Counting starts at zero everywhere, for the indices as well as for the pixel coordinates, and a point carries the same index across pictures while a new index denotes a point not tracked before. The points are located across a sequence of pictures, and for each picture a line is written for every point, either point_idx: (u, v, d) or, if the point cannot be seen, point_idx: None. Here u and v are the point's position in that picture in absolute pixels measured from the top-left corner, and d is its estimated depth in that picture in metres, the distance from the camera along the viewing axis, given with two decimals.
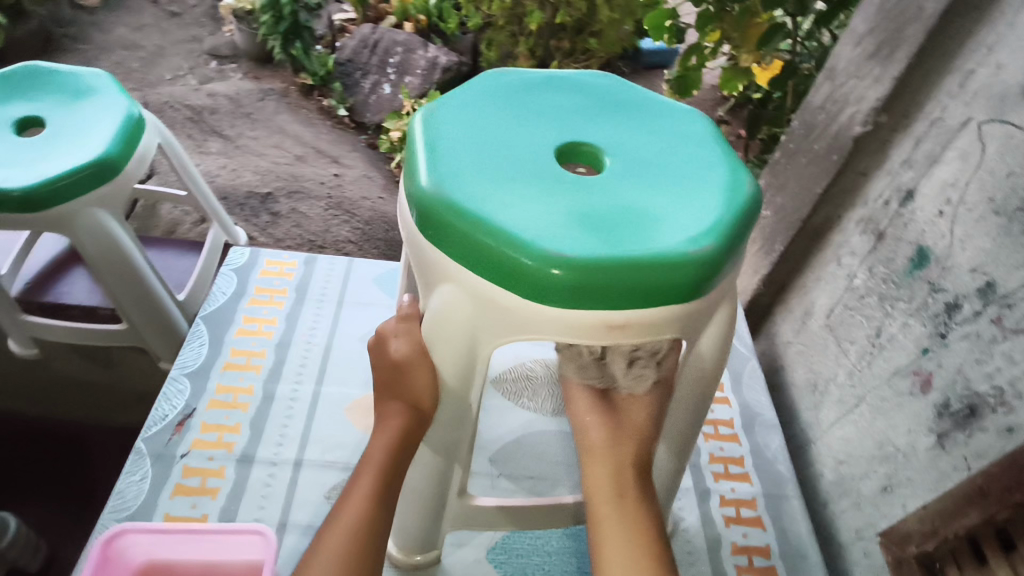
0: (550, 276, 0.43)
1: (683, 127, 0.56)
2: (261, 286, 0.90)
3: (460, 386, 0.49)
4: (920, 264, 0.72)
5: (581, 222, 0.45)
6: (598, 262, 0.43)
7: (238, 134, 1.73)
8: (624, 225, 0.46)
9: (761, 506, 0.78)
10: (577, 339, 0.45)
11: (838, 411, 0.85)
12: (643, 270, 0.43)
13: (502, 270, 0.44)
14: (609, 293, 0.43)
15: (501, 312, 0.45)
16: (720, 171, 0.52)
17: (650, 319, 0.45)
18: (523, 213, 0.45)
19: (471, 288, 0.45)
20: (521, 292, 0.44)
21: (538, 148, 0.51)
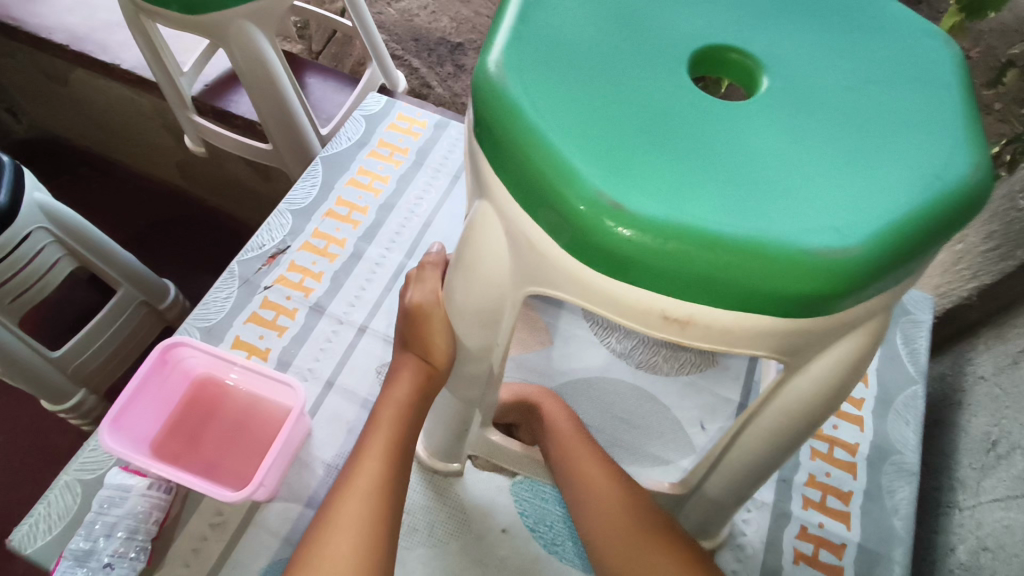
0: (602, 228, 0.30)
1: (903, 62, 0.38)
2: (385, 139, 0.87)
3: (486, 324, 0.42)
4: None
5: (673, 165, 0.32)
6: (674, 226, 0.30)
7: None
8: (734, 183, 0.31)
9: (849, 558, 0.63)
10: (624, 321, 0.34)
11: (1010, 489, 0.63)
12: (736, 254, 0.30)
13: (545, 205, 0.32)
14: (673, 276, 0.31)
15: (537, 257, 0.35)
16: (934, 138, 0.34)
17: (731, 325, 0.32)
18: (599, 132, 0.32)
19: (506, 215, 0.35)
20: (561, 240, 0.33)
21: (665, 49, 0.37)
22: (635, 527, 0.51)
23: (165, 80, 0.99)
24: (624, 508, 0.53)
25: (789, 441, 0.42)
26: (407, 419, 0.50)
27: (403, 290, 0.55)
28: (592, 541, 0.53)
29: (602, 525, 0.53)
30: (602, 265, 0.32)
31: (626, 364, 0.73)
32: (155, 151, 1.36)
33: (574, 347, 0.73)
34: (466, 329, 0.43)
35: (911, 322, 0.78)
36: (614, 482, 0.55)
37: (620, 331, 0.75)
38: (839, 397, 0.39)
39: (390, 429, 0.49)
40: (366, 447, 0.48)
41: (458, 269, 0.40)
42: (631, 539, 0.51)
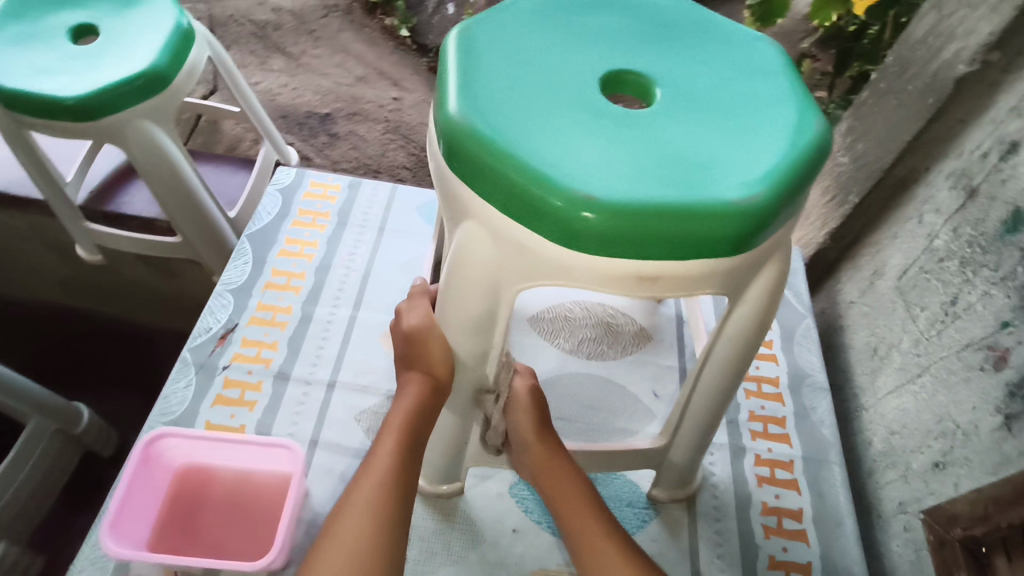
0: (579, 218, 0.39)
1: (747, 58, 0.50)
2: (304, 207, 0.92)
3: (482, 329, 0.48)
4: (1013, 228, 0.65)
5: (618, 162, 0.41)
6: (633, 205, 0.39)
7: (300, 52, 1.88)
8: (664, 166, 0.41)
9: (798, 470, 0.75)
10: (606, 290, 0.42)
11: (898, 379, 0.79)
12: (681, 215, 0.39)
13: (526, 209, 0.40)
14: (641, 243, 0.40)
15: (526, 255, 0.42)
16: (785, 108, 0.46)
17: (687, 272, 0.42)
18: (554, 145, 0.41)
19: (492, 227, 0.42)
20: (545, 234, 0.41)
21: (580, 77, 0.46)
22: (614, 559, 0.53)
23: (52, 192, 0.96)
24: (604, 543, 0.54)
25: (739, 366, 0.52)
26: (412, 422, 0.55)
27: (396, 321, 0.59)
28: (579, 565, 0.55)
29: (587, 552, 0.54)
30: (584, 247, 0.40)
31: (577, 356, 0.81)
32: (34, 271, 1.28)
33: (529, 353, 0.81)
34: (461, 338, 0.49)
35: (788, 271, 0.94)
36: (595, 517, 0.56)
37: (565, 331, 0.83)
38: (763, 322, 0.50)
39: (396, 435, 0.54)
40: (376, 452, 0.54)
41: (449, 287, 0.46)
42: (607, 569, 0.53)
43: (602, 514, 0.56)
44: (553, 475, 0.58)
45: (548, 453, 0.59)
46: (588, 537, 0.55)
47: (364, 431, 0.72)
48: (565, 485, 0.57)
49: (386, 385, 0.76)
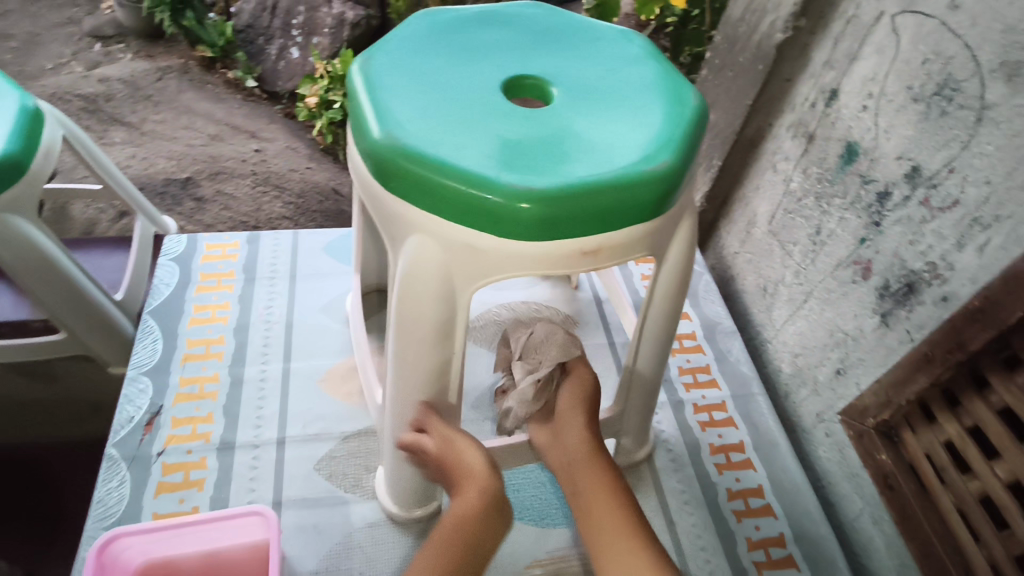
0: (519, 210, 0.43)
1: (621, 50, 0.56)
2: (206, 272, 0.89)
3: (444, 337, 0.50)
4: (850, 159, 0.77)
5: (542, 157, 0.45)
6: (564, 190, 0.43)
7: (141, 120, 1.77)
8: (582, 153, 0.46)
9: (731, 408, 0.83)
10: (556, 271, 0.46)
11: (789, 308, 0.90)
12: (607, 191, 0.44)
13: (469, 213, 0.43)
14: (580, 222, 0.44)
15: (477, 255, 0.45)
16: (664, 87, 0.53)
17: (621, 241, 0.47)
18: (480, 152, 0.45)
19: (441, 236, 0.45)
20: (491, 231, 0.44)
21: (485, 88, 0.50)
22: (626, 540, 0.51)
23: None
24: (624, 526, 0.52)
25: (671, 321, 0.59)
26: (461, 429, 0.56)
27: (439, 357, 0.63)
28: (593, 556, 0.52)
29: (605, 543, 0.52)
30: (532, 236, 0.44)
31: None
32: None
33: (470, 363, 0.83)
34: (423, 353, 0.51)
35: None
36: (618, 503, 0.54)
37: (497, 335, 0.87)
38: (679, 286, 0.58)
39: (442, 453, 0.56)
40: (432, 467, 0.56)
41: (404, 305, 0.48)
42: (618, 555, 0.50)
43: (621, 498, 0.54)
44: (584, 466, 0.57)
45: (583, 445, 0.58)
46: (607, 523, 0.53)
47: (326, 479, 0.71)
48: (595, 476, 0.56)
49: (337, 428, 0.75)
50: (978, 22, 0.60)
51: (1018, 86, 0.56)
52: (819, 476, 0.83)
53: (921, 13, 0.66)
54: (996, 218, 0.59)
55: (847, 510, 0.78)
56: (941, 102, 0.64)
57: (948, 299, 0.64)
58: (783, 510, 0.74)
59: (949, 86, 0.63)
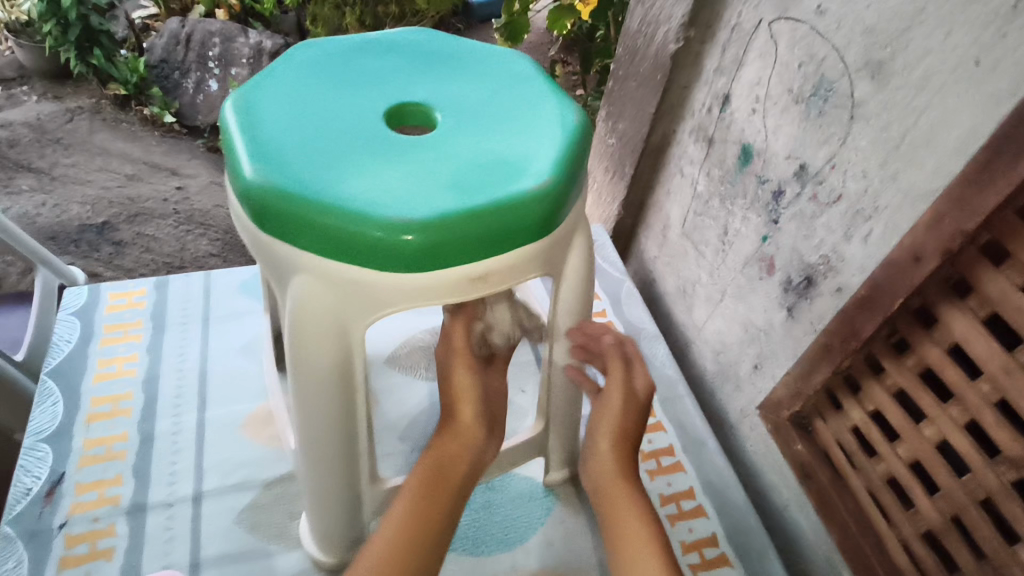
0: (400, 242, 0.42)
1: (510, 65, 0.55)
2: (111, 322, 0.84)
3: (343, 376, 0.48)
4: (746, 160, 0.79)
5: (425, 183, 0.44)
6: (446, 219, 0.42)
7: (52, 164, 1.69)
8: (466, 175, 0.45)
9: (659, 412, 0.85)
10: (448, 300, 0.46)
11: (707, 308, 0.92)
12: (491, 215, 0.43)
13: (352, 249, 0.42)
14: (467, 248, 0.43)
15: (364, 290, 0.44)
16: (552, 99, 0.52)
17: (512, 264, 0.46)
18: (359, 185, 0.43)
19: (324, 273, 0.43)
20: (375, 265, 0.43)
21: (366, 111, 0.48)
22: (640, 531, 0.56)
23: None
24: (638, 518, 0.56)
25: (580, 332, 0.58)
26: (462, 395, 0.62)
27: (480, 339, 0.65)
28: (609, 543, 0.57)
29: (623, 532, 0.56)
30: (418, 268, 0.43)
31: None
32: None
33: (396, 392, 0.82)
34: (323, 395, 0.49)
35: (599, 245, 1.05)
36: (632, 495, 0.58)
37: (423, 361, 0.86)
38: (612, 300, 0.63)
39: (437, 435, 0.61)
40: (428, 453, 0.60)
41: (296, 347, 0.46)
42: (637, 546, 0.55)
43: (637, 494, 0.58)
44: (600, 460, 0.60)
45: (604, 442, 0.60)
46: (622, 512, 0.57)
47: (247, 531, 0.68)
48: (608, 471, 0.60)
49: (259, 475, 0.72)
50: (843, 24, 0.60)
51: (883, 82, 0.57)
52: (749, 470, 0.84)
53: (794, 18, 0.67)
54: (875, 209, 0.61)
55: (775, 500, 0.80)
56: (818, 102, 0.66)
57: (842, 290, 0.66)
58: (714, 509, 0.76)
59: (823, 86, 0.65)
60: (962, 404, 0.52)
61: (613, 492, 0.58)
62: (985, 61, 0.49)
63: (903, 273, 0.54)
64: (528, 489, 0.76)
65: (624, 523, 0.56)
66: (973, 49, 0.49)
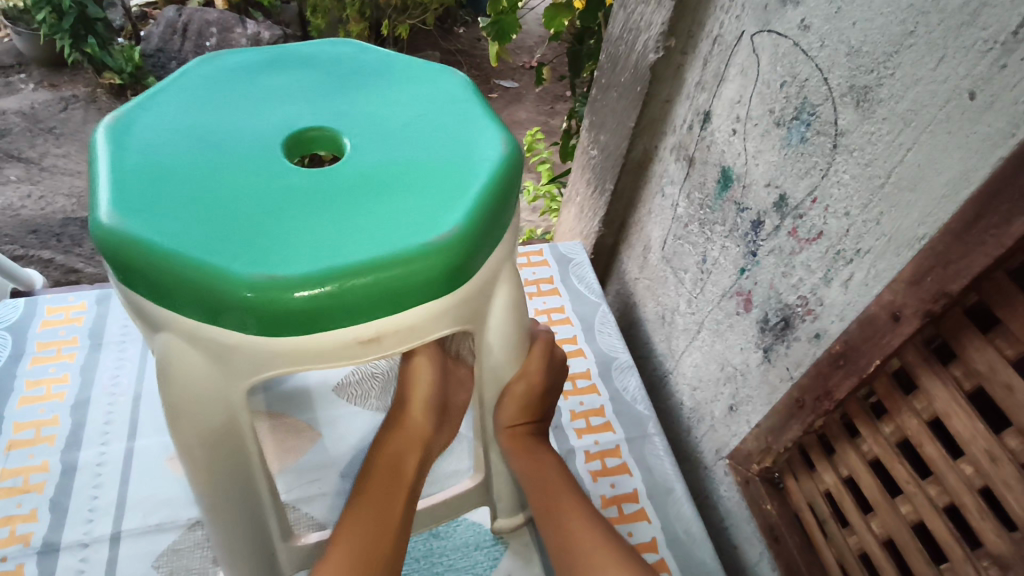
0: (261, 301, 0.36)
1: (433, 87, 0.49)
2: (44, 340, 0.80)
3: (224, 441, 0.43)
4: (725, 185, 0.72)
5: (304, 230, 0.38)
6: (319, 275, 0.36)
7: (40, 155, 1.65)
8: (354, 223, 0.39)
9: (625, 452, 0.78)
10: (335, 363, 0.40)
11: (685, 339, 0.85)
12: (376, 270, 0.37)
13: (210, 309, 0.37)
14: (349, 308, 0.38)
15: (233, 352, 0.39)
16: (473, 130, 0.46)
17: (410, 323, 0.40)
18: (225, 232, 0.37)
19: (187, 334, 0.38)
20: (240, 327, 0.37)
21: (257, 146, 0.43)
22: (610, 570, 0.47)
23: None
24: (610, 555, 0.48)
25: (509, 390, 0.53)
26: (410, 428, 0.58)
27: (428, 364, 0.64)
28: None
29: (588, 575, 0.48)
30: (290, 330, 0.37)
31: None
32: None
33: (342, 425, 0.77)
34: (203, 462, 0.43)
35: (576, 264, 0.98)
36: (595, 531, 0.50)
37: (374, 390, 0.80)
38: (555, 351, 0.58)
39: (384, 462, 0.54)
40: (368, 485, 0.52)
41: (166, 412, 0.41)
42: None
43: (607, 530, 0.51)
44: (558, 494, 0.54)
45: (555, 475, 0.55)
46: (587, 548, 0.49)
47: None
48: (570, 505, 0.53)
49: (182, 515, 0.67)
50: (827, 42, 0.54)
51: (867, 112, 0.51)
52: (723, 518, 0.78)
53: (775, 32, 0.60)
54: (857, 252, 0.54)
55: (748, 555, 0.73)
56: (800, 127, 0.59)
57: (819, 337, 0.60)
58: (677, 566, 0.69)
59: (805, 110, 0.58)
60: (941, 485, 0.46)
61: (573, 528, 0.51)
62: (981, 95, 0.42)
63: (880, 332, 0.47)
64: (474, 538, 0.69)
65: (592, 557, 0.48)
66: (966, 80, 0.43)
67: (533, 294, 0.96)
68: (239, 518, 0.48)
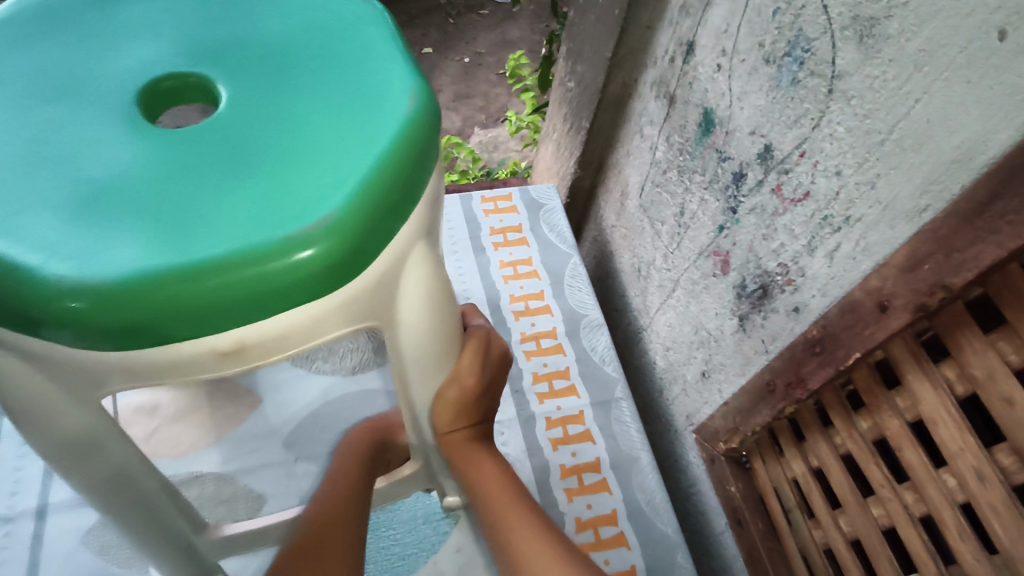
0: (85, 315, 0.29)
1: (334, 21, 0.40)
2: None
3: (87, 454, 0.38)
4: (706, 129, 0.63)
5: (142, 219, 0.31)
6: (158, 279, 0.29)
7: None
8: (206, 206, 0.31)
9: (589, 419, 0.74)
10: (196, 376, 0.34)
11: (660, 296, 0.78)
12: (230, 271, 0.30)
13: (27, 321, 0.30)
14: (196, 317, 0.30)
15: (68, 366, 0.32)
16: (378, 81, 0.37)
17: (282, 330, 0.33)
18: (43, 223, 0.30)
19: (7, 346, 0.32)
20: (68, 342, 0.30)
21: (101, 102, 0.35)
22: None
23: None
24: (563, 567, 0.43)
25: (442, 391, 0.47)
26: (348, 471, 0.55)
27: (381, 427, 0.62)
28: None
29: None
30: (128, 345, 0.31)
31: (342, 376, 0.74)
32: None
33: (284, 391, 0.72)
34: (68, 474, 0.38)
35: (547, 211, 0.91)
36: (543, 543, 0.45)
37: (322, 351, 0.75)
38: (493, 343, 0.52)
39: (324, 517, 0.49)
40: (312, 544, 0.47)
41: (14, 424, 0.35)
42: None
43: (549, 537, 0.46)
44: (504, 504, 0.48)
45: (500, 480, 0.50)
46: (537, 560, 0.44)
47: (95, 556, 0.60)
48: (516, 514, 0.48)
49: None
50: None
51: (870, 51, 0.42)
52: (689, 483, 0.74)
53: None
54: (847, 219, 0.47)
55: (713, 524, 0.70)
56: (791, 67, 0.49)
57: (799, 311, 0.53)
58: (637, 539, 0.66)
59: (799, 45, 0.48)
60: (918, 493, 0.40)
61: (519, 539, 0.46)
62: (1014, 36, 0.33)
63: (864, 322, 0.41)
64: (424, 511, 0.66)
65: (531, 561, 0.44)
66: (997, 14, 0.33)
67: (498, 244, 0.88)
68: (128, 521, 0.44)
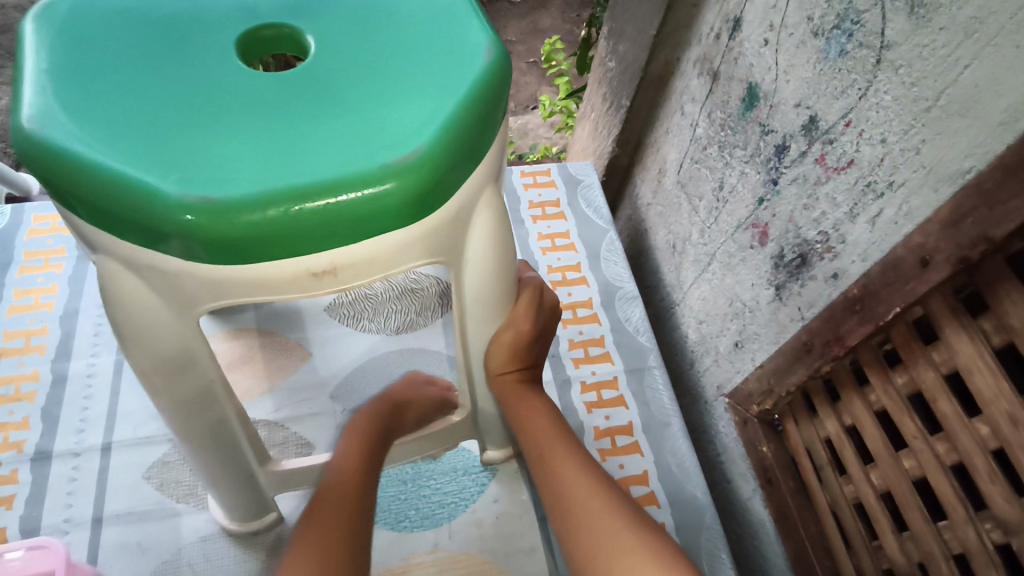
0: (201, 227, 0.32)
1: None
2: (30, 249, 0.78)
3: (180, 371, 0.41)
4: (750, 103, 0.65)
5: (248, 145, 0.34)
6: (266, 198, 0.32)
7: None
8: (306, 137, 0.34)
9: (623, 384, 0.76)
10: (286, 294, 0.37)
11: (695, 270, 0.80)
12: (328, 194, 0.33)
13: (147, 232, 0.33)
14: (296, 236, 0.34)
15: (176, 280, 0.36)
16: (454, 33, 0.40)
17: (366, 255, 0.37)
18: (161, 144, 0.33)
19: (124, 259, 0.35)
20: (180, 254, 0.34)
21: (205, 44, 0.38)
22: (600, 513, 0.45)
23: None
24: (603, 500, 0.46)
25: (496, 337, 0.50)
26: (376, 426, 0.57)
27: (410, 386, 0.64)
28: (566, 535, 0.46)
29: (575, 512, 0.46)
30: (233, 259, 0.34)
31: (386, 336, 0.77)
32: None
33: (331, 347, 0.75)
34: (162, 390, 0.42)
35: (585, 187, 0.93)
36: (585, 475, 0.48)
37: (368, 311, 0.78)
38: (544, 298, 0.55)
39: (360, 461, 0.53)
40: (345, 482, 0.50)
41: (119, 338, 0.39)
42: (597, 528, 0.44)
43: (592, 473, 0.48)
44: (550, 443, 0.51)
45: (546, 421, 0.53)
46: (579, 489, 0.47)
47: (155, 489, 0.63)
48: (561, 450, 0.50)
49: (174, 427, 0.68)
50: None
51: (921, 20, 0.43)
52: (718, 452, 0.76)
53: None
54: (890, 185, 0.48)
55: (741, 490, 0.72)
56: (840, 39, 0.51)
57: (837, 277, 0.55)
58: (667, 498, 0.68)
59: (849, 18, 0.50)
60: (950, 442, 0.42)
61: (561, 471, 0.49)
62: None
63: (905, 278, 0.43)
64: (463, 463, 0.69)
65: (569, 488, 0.47)
66: None
67: (537, 217, 0.91)
68: (206, 442, 0.47)
